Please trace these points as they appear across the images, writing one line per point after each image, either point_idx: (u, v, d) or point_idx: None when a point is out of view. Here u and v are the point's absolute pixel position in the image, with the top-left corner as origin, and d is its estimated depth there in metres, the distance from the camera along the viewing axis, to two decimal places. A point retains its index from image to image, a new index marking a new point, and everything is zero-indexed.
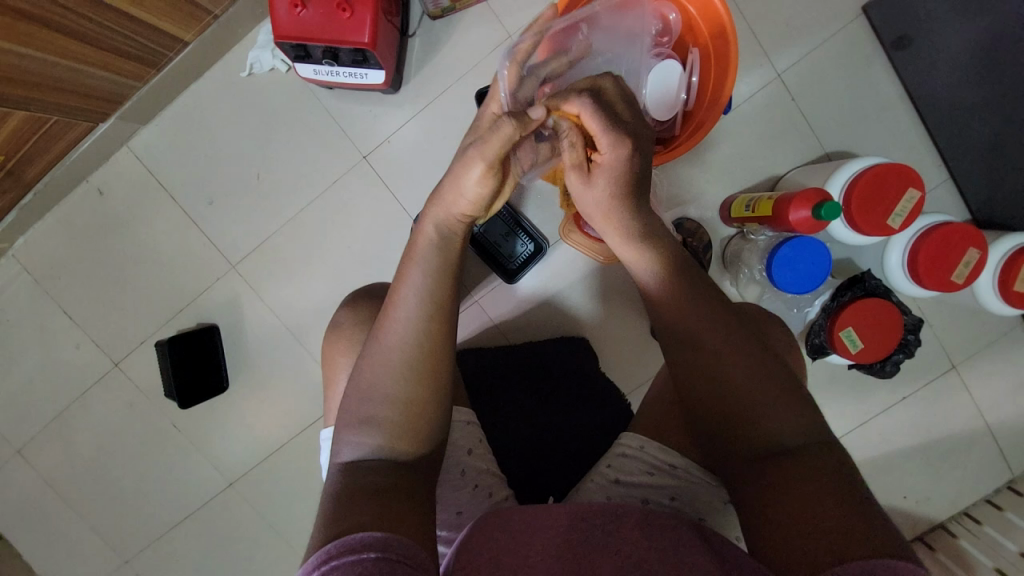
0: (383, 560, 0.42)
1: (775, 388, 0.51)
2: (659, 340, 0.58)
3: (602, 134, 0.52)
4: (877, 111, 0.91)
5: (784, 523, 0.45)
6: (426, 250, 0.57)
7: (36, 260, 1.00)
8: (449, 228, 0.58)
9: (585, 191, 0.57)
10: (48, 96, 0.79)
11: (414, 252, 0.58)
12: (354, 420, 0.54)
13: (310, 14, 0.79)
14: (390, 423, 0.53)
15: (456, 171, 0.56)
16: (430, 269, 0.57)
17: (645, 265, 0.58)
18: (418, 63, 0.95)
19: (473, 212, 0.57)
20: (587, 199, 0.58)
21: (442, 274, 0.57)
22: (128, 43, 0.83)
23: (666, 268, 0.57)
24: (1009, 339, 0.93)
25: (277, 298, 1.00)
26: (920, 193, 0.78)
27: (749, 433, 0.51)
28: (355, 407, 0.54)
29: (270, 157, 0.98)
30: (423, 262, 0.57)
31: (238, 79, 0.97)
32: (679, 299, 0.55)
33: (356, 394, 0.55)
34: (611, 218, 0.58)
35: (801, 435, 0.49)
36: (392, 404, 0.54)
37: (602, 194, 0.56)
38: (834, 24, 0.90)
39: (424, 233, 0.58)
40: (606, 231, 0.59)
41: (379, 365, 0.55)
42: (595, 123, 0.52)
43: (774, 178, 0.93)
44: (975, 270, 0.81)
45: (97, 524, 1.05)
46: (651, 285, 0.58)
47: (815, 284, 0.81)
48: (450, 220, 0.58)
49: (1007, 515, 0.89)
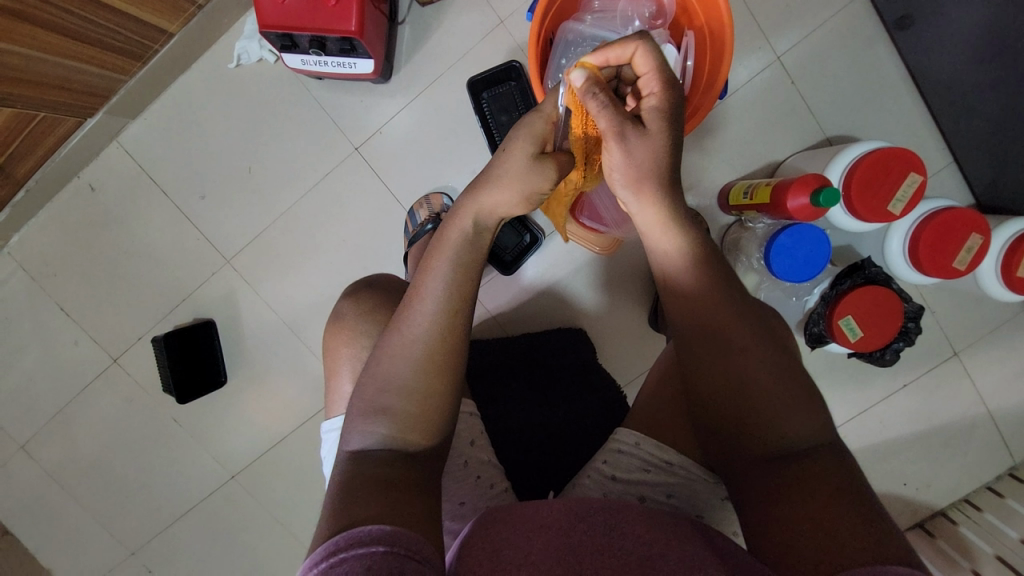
0: (393, 554, 0.42)
1: (794, 391, 0.50)
2: (679, 331, 0.56)
3: (655, 71, 0.53)
4: (878, 94, 0.90)
5: (800, 523, 0.45)
6: (454, 242, 0.57)
7: (32, 258, 1.00)
8: (484, 224, 0.59)
9: (635, 145, 0.52)
10: (34, 91, 0.78)
11: (442, 244, 0.57)
12: (367, 410, 0.53)
13: (296, 1, 0.77)
14: (405, 414, 0.53)
15: (506, 165, 0.58)
16: (457, 262, 0.56)
17: (681, 254, 0.55)
18: (408, 51, 0.93)
19: (513, 211, 0.60)
20: (638, 154, 0.52)
21: (467, 266, 0.57)
22: (113, 36, 0.81)
23: (698, 255, 0.55)
24: (1013, 324, 0.92)
25: (273, 293, 1.00)
26: (922, 177, 0.77)
27: (763, 435, 0.50)
28: (370, 396, 0.54)
29: (262, 150, 0.97)
30: (449, 255, 0.57)
31: (227, 70, 0.95)
32: (714, 294, 0.53)
33: (371, 383, 0.54)
34: (652, 187, 0.54)
35: (812, 438, 0.49)
36: (407, 395, 0.53)
37: (657, 143, 0.53)
38: (834, 4, 0.88)
39: (458, 228, 0.58)
40: (643, 213, 0.55)
41: (398, 356, 0.54)
42: (651, 61, 0.52)
43: (773, 164, 0.92)
44: (978, 256, 0.80)
45: (103, 517, 1.06)
46: (684, 280, 0.54)
47: (815, 271, 0.80)
48: (488, 217, 0.59)
49: (1007, 502, 0.88)
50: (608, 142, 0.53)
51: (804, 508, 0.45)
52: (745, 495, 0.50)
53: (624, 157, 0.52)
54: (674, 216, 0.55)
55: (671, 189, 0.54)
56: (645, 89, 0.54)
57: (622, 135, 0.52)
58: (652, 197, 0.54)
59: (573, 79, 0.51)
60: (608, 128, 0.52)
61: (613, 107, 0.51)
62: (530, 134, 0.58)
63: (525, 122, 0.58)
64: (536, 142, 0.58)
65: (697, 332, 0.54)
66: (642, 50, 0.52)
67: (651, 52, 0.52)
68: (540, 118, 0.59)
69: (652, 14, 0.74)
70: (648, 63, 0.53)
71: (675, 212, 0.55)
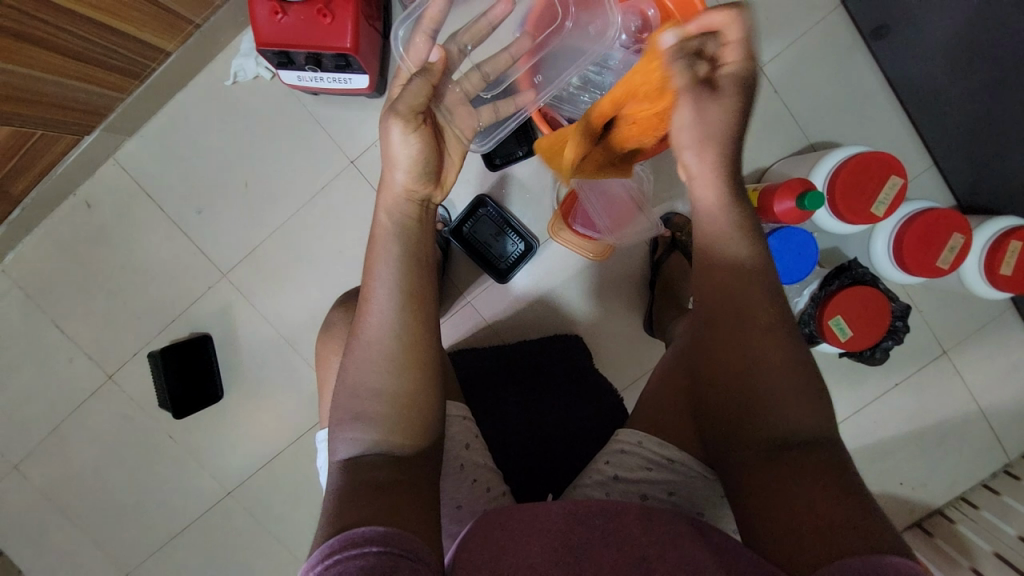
0: (387, 554, 0.43)
1: (766, 380, 0.51)
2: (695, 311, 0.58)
3: (740, 42, 0.53)
4: (859, 102, 0.93)
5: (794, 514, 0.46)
6: (384, 238, 0.56)
7: (27, 276, 1.00)
8: (401, 213, 0.57)
9: (705, 109, 0.56)
10: (31, 110, 0.79)
11: (373, 244, 0.57)
12: (346, 417, 0.54)
13: (292, 20, 0.79)
14: (380, 416, 0.53)
15: (389, 151, 0.55)
16: (393, 258, 0.56)
17: (725, 212, 0.57)
18: (402, 66, 0.95)
19: (420, 189, 0.57)
20: (699, 121, 0.57)
21: (409, 257, 0.56)
22: (112, 55, 0.83)
23: (742, 214, 0.56)
24: (999, 322, 0.94)
25: (270, 306, 1.00)
26: (903, 180, 0.79)
27: (746, 424, 0.51)
28: (344, 404, 0.54)
29: (258, 165, 0.98)
30: (385, 253, 0.56)
31: (223, 88, 0.97)
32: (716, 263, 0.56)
33: (345, 392, 0.54)
34: (713, 157, 0.57)
35: (793, 425, 0.50)
36: (379, 397, 0.53)
37: (724, 109, 0.56)
38: (813, 16, 0.91)
39: (379, 225, 0.57)
40: (699, 170, 0.59)
41: (361, 360, 0.54)
42: (738, 28, 0.52)
43: (760, 170, 0.94)
44: (960, 255, 0.82)
45: (97, 537, 1.05)
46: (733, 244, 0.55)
47: (803, 273, 0.82)
48: (401, 204, 0.57)
49: (1004, 499, 0.89)
50: (684, 109, 0.57)
51: (794, 496, 0.47)
52: (739, 485, 0.51)
53: (691, 120, 0.57)
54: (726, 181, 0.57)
55: (729, 152, 0.57)
56: (727, 57, 0.55)
57: (697, 95, 0.56)
58: (712, 167, 0.58)
59: (666, 39, 0.57)
60: (680, 92, 0.57)
61: (688, 74, 0.56)
62: (393, 110, 0.53)
63: (388, 107, 0.54)
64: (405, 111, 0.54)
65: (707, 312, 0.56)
66: (727, 22, 0.52)
67: (738, 20, 0.51)
68: (413, 85, 0.54)
69: (638, 27, 0.77)
70: (734, 32, 0.52)
71: (729, 173, 0.57)
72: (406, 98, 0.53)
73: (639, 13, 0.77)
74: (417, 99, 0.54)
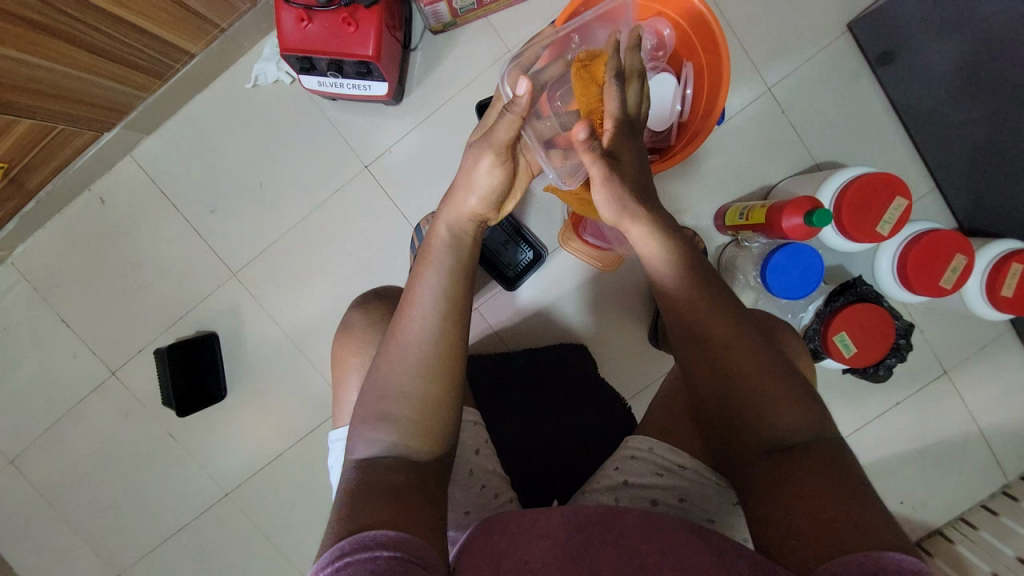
0: (396, 559, 0.43)
1: (789, 392, 0.53)
2: (678, 342, 0.59)
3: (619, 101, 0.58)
4: (864, 124, 0.95)
5: (805, 513, 0.46)
6: (440, 249, 0.60)
7: (35, 269, 1.00)
8: (460, 228, 0.61)
9: (616, 187, 0.58)
10: (52, 104, 0.80)
11: (428, 254, 0.60)
12: (371, 417, 0.54)
13: (317, 28, 0.81)
14: (406, 420, 0.53)
15: (471, 176, 0.60)
16: (445, 270, 0.59)
17: (665, 266, 0.58)
18: (420, 76, 0.97)
19: (484, 212, 0.62)
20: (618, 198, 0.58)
21: (458, 271, 0.59)
22: (136, 55, 0.85)
23: (684, 267, 0.58)
24: (999, 344, 0.96)
25: (279, 306, 1.01)
26: (907, 202, 0.81)
27: (763, 431, 0.52)
28: (371, 404, 0.55)
29: (274, 167, 0.99)
30: (438, 261, 0.59)
31: (243, 91, 0.99)
32: (692, 297, 0.56)
33: (373, 392, 0.55)
34: (646, 225, 0.58)
35: (808, 436, 0.51)
36: (407, 402, 0.54)
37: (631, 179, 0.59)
38: (821, 40, 0.94)
39: (437, 234, 0.61)
40: (635, 236, 0.59)
41: (396, 364, 0.55)
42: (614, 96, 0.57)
43: (767, 188, 0.96)
44: (963, 275, 0.84)
45: (91, 535, 1.04)
46: (671, 287, 0.58)
47: (808, 289, 0.83)
48: (460, 221, 0.61)
49: (1002, 520, 0.90)
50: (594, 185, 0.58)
51: (789, 501, 0.47)
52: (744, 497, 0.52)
53: (607, 197, 0.58)
54: (662, 233, 0.58)
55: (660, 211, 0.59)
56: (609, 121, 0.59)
57: (605, 178, 0.57)
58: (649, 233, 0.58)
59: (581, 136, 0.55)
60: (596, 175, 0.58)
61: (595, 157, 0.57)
62: (486, 143, 0.59)
63: (482, 139, 0.59)
64: (499, 145, 0.58)
65: (692, 341, 0.57)
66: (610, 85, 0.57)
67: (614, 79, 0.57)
68: (505, 118, 0.57)
69: (654, 45, 0.79)
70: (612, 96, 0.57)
71: (666, 226, 0.58)
72: (499, 133, 0.57)
73: (656, 33, 0.80)
74: (512, 133, 0.57)
